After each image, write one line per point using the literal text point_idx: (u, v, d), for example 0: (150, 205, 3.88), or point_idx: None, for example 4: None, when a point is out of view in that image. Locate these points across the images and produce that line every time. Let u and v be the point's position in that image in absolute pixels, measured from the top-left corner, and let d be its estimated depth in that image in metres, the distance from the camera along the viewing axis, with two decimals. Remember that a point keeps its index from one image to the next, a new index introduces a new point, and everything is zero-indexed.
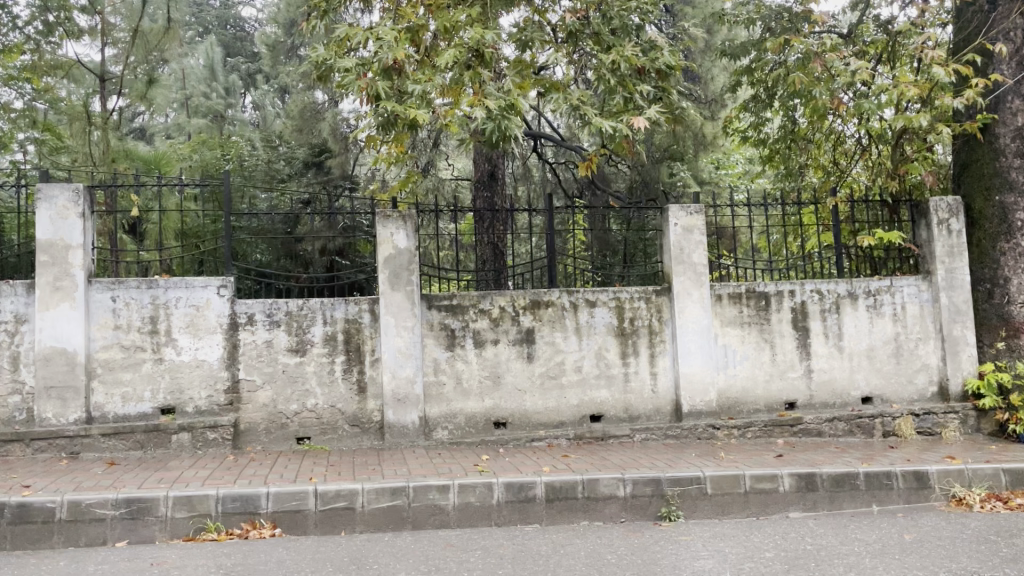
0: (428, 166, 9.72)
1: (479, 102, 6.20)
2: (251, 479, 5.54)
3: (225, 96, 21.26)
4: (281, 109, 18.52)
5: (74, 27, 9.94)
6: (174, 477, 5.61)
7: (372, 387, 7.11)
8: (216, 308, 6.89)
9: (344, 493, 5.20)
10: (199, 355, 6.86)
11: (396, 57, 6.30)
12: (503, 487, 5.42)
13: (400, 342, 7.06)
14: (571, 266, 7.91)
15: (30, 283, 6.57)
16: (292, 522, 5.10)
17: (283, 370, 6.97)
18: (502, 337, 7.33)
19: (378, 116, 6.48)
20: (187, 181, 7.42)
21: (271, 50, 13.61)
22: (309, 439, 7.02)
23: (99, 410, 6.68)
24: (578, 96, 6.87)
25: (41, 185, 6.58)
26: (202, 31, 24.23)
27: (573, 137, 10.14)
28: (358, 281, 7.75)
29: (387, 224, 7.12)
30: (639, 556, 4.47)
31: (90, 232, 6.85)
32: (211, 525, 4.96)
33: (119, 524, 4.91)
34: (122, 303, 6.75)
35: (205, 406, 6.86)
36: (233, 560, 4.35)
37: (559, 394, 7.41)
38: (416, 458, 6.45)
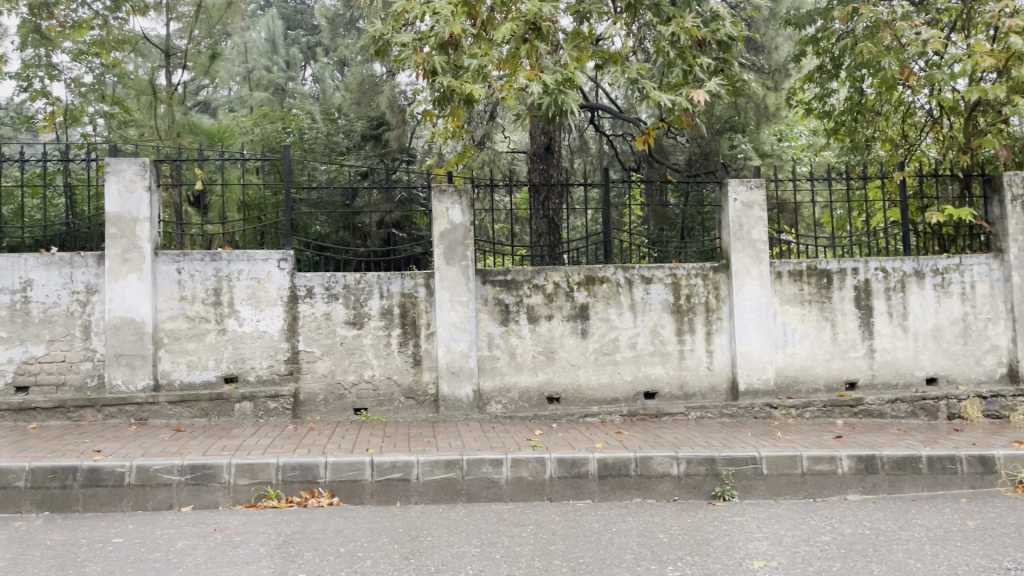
0: (484, 139, 9.72)
1: (535, 76, 6.14)
2: (309, 448, 5.67)
3: (286, 69, 21.64)
4: (340, 81, 18.71)
5: (140, 3, 10.01)
6: (237, 444, 5.78)
7: (427, 360, 7.18)
8: (277, 281, 7.04)
9: (400, 464, 5.28)
10: (260, 327, 7.02)
11: (453, 32, 6.26)
12: (555, 462, 5.43)
13: (455, 316, 7.11)
14: (627, 241, 7.82)
15: (101, 255, 6.80)
16: (349, 492, 5.21)
17: (342, 342, 7.09)
18: (556, 313, 7.32)
19: (435, 91, 6.48)
20: (249, 155, 7.55)
21: (330, 22, 13.72)
22: (366, 410, 7.14)
23: (166, 377, 6.90)
24: (637, 69, 6.76)
25: (110, 160, 6.77)
26: (265, 6, 24.68)
27: (630, 109, 10.00)
28: (414, 254, 7.81)
29: (443, 198, 7.14)
30: (691, 536, 4.44)
31: (156, 206, 7.04)
32: (272, 492, 5.10)
33: (185, 489, 5.09)
34: (187, 274, 6.93)
35: (267, 376, 7.02)
36: (292, 529, 4.46)
37: (613, 370, 7.38)
38: (470, 431, 6.51)
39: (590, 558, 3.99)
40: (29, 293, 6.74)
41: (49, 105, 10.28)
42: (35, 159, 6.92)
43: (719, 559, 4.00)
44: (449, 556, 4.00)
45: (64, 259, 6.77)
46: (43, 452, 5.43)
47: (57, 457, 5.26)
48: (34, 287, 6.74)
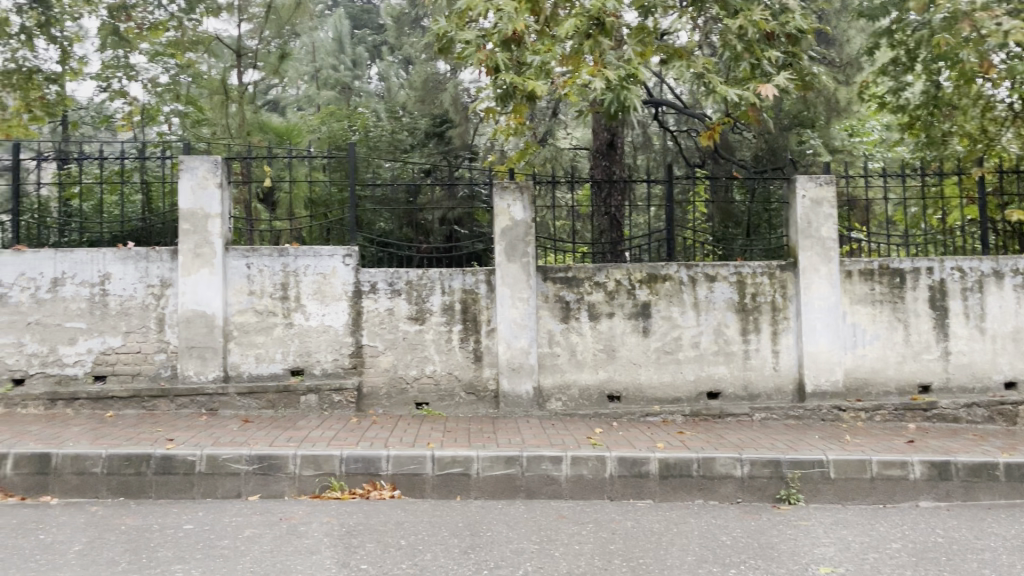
0: (546, 135, 9.71)
1: (598, 72, 6.10)
2: (372, 441, 5.75)
3: (352, 68, 21.99)
4: (404, 79, 18.90)
5: (213, 5, 10.27)
6: (302, 436, 5.90)
7: (488, 356, 7.22)
8: (342, 276, 7.16)
9: (460, 459, 5.32)
10: (326, 321, 7.16)
11: (516, 28, 6.27)
12: (616, 461, 5.39)
13: (516, 313, 7.12)
14: (690, 238, 7.71)
15: (175, 250, 7.02)
16: (410, 485, 5.27)
17: (404, 337, 7.18)
18: (617, 311, 7.26)
19: (497, 87, 6.50)
20: (316, 153, 7.69)
21: (396, 21, 13.89)
22: (427, 404, 7.21)
23: (235, 369, 7.09)
24: (703, 63, 6.67)
25: (183, 158, 6.99)
26: (332, 6, 25.14)
27: (695, 104, 9.86)
28: (476, 250, 7.85)
29: (505, 195, 7.16)
30: (755, 539, 4.35)
31: (227, 202, 7.24)
32: (336, 484, 5.20)
33: (252, 478, 5.23)
34: (256, 269, 7.11)
35: (332, 369, 7.16)
36: (355, 520, 4.53)
37: (675, 369, 7.29)
38: (530, 428, 6.51)
39: (650, 559, 3.95)
40: (108, 286, 7.00)
41: (127, 105, 10.66)
42: (114, 157, 7.17)
43: (784, 563, 3.92)
44: (507, 552, 4.01)
45: (140, 253, 7.02)
46: (119, 440, 5.64)
47: (132, 445, 5.45)
48: (112, 281, 7.00)
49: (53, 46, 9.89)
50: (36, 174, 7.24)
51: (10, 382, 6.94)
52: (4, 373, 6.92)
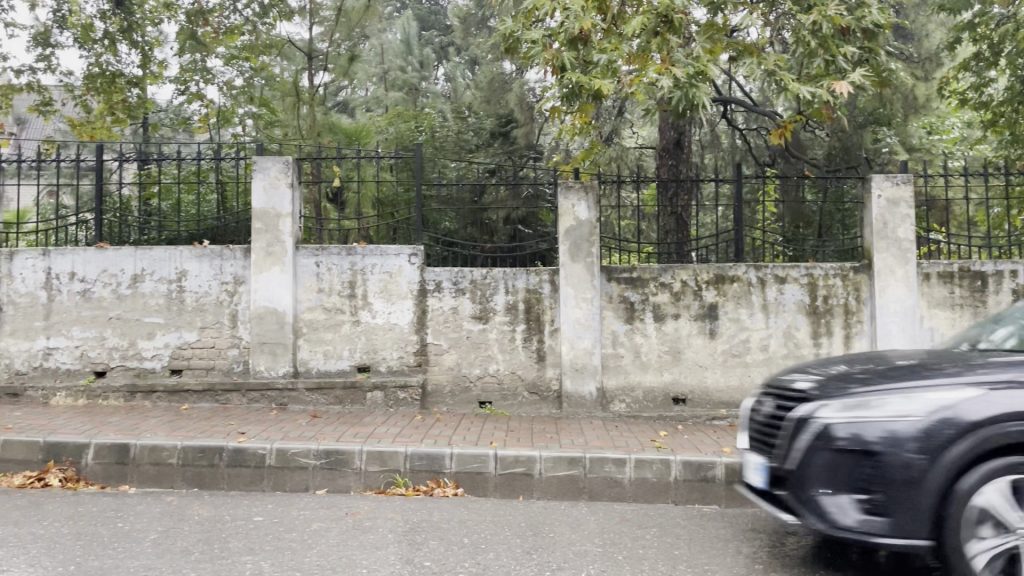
0: (612, 135, 9.65)
1: (666, 70, 6.01)
2: (436, 439, 5.79)
3: (419, 69, 22.25)
4: (470, 80, 19.04)
5: (286, 9, 10.50)
6: (368, 432, 5.98)
7: (551, 356, 7.20)
8: (407, 275, 7.25)
9: (522, 459, 5.32)
10: (391, 319, 7.25)
11: (582, 27, 6.23)
12: (681, 465, 5.32)
13: (579, 313, 7.09)
14: (760, 239, 7.55)
15: (247, 248, 7.21)
16: (473, 483, 5.30)
17: (468, 336, 7.22)
18: (683, 312, 7.16)
19: (563, 87, 6.47)
20: (384, 153, 7.80)
21: (463, 22, 13.99)
22: (490, 403, 7.24)
23: (304, 365, 7.25)
24: (774, 60, 6.53)
25: (257, 158, 7.17)
26: (400, 8, 25.46)
27: (766, 102, 9.66)
28: (540, 250, 7.85)
29: (569, 195, 7.13)
30: (825, 548, 4.23)
31: (298, 202, 7.40)
32: (400, 480, 5.27)
33: (319, 472, 5.33)
34: (325, 268, 7.25)
35: (397, 366, 7.25)
36: (418, 517, 4.58)
37: (742, 372, 7.14)
38: (594, 429, 6.47)
39: (716, 565, 3.88)
40: (184, 283, 7.23)
41: (204, 107, 11.02)
42: (191, 157, 7.40)
43: None
44: (570, 554, 3.99)
45: (215, 251, 7.23)
46: (193, 432, 5.82)
47: (206, 437, 5.62)
48: (188, 278, 7.23)
49: (135, 50, 10.27)
50: (119, 174, 7.51)
51: (93, 374, 7.23)
52: (86, 366, 7.22)
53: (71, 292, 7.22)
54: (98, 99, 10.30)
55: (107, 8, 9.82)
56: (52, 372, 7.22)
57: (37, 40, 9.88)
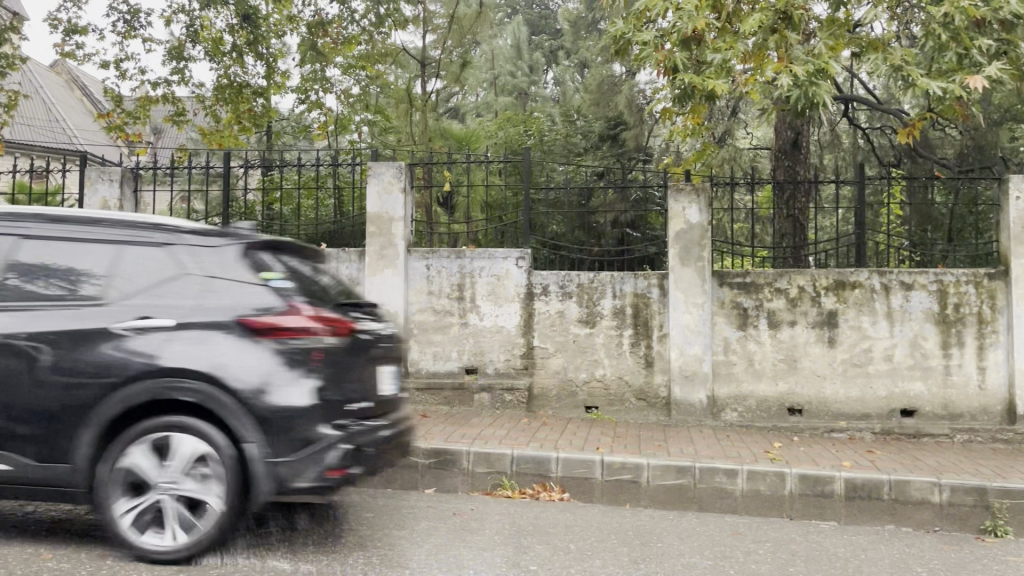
0: (725, 136, 9.40)
1: (784, 67, 5.79)
2: (543, 443, 5.79)
3: (529, 74, 22.41)
4: (579, 83, 19.02)
5: (401, 18, 10.77)
6: (475, 433, 6.05)
7: (659, 362, 7.08)
8: (515, 278, 7.29)
9: (630, 466, 5.24)
10: (499, 321, 7.30)
11: (696, 27, 6.07)
12: (797, 478, 5.11)
13: (689, 319, 6.93)
14: (883, 243, 7.19)
15: (362, 251, 7.44)
16: (579, 489, 5.26)
17: (574, 340, 7.20)
18: (800, 319, 6.89)
19: (675, 88, 6.35)
20: (493, 157, 7.88)
21: (573, 25, 14.00)
22: (597, 408, 7.19)
23: (414, 365, 7.40)
24: (902, 55, 6.16)
25: (371, 164, 7.39)
26: (511, 13, 25.70)
27: (891, 100, 9.20)
28: (649, 254, 7.74)
29: (679, 198, 7.00)
30: (957, 573, 3.96)
31: (410, 206, 7.59)
32: (506, 483, 5.29)
33: (428, 472, 5.43)
34: (435, 271, 7.38)
35: (504, 369, 7.29)
36: (525, 520, 4.58)
37: (864, 383, 6.81)
38: (704, 439, 6.30)
39: None
40: None
41: (323, 115, 11.44)
42: (310, 164, 7.70)
43: None
44: (679, 566, 3.89)
45: (332, 254, 7.50)
46: None
47: None
48: None
49: (260, 62, 10.78)
50: (244, 180, 7.88)
51: None
52: None
53: None
54: (227, 109, 10.87)
55: (236, 22, 10.36)
56: None
57: (172, 54, 10.52)
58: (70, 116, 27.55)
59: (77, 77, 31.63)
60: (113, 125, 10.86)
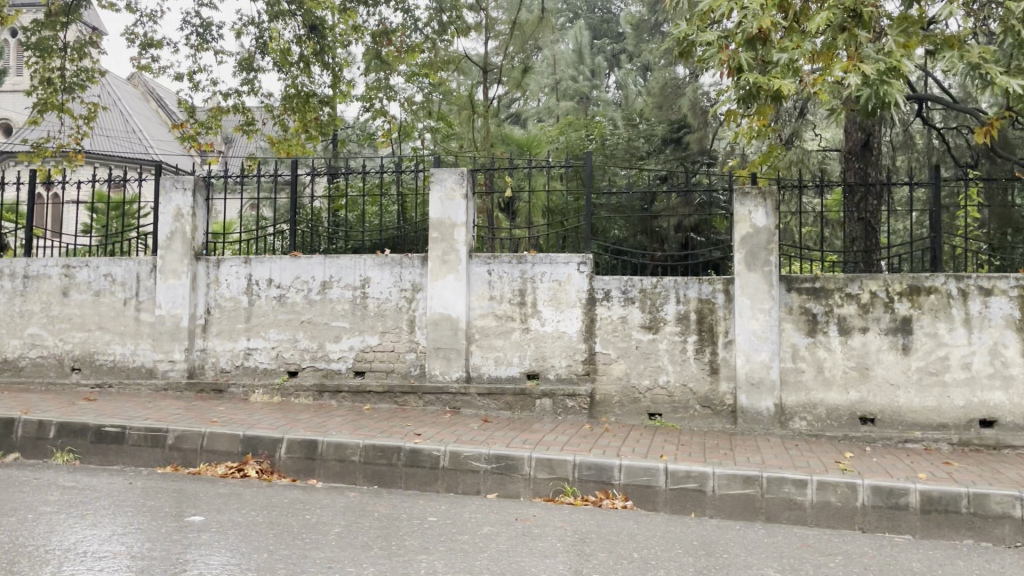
0: (792, 137, 9.19)
1: (853, 66, 5.63)
2: (605, 449, 5.74)
3: (591, 78, 22.32)
4: (642, 86, 18.86)
5: (463, 25, 10.87)
6: (537, 439, 6.03)
7: (724, 369, 6.95)
8: (576, 283, 7.25)
9: (695, 474, 5.16)
10: (560, 327, 7.28)
11: (762, 26, 5.94)
12: (869, 490, 4.95)
13: (756, 325, 6.79)
14: (961, 247, 6.90)
15: (425, 257, 7.52)
16: (642, 497, 5.20)
17: (637, 346, 7.12)
18: (872, 325, 6.68)
19: (740, 89, 6.23)
20: (555, 162, 7.86)
21: (636, 29, 13.92)
22: (660, 415, 7.09)
23: (476, 370, 7.42)
24: (980, 51, 5.91)
25: (434, 170, 7.46)
26: (573, 17, 25.65)
27: (968, 98, 8.87)
28: (714, 259, 7.61)
29: (745, 201, 6.87)
30: None
31: (472, 212, 7.63)
32: (569, 489, 5.26)
33: (490, 477, 5.44)
34: (496, 276, 7.41)
35: (566, 374, 7.26)
36: (587, 527, 4.55)
37: (940, 392, 6.56)
38: (771, 448, 6.16)
39: None
40: (367, 289, 7.64)
41: (387, 123, 11.62)
42: (374, 171, 7.81)
43: None
44: None
45: (395, 260, 7.59)
46: (375, 431, 6.12)
47: (386, 437, 5.89)
48: (371, 285, 7.63)
49: (327, 72, 11.00)
50: (310, 187, 8.04)
51: (286, 373, 7.77)
52: (281, 365, 7.77)
53: (269, 297, 7.82)
54: (294, 118, 11.11)
55: (303, 33, 10.70)
56: (251, 371, 7.83)
57: (243, 65, 10.81)
58: (146, 127, 28.59)
59: (152, 89, 32.82)
60: (187, 135, 11.21)
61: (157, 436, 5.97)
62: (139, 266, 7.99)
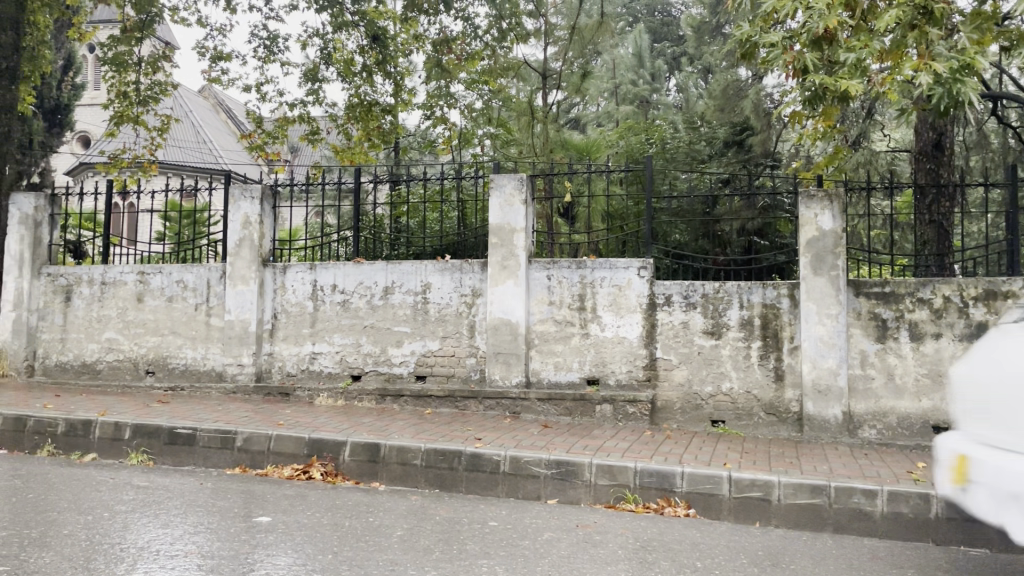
0: (859, 138, 8.97)
1: (924, 65, 5.47)
2: (667, 456, 5.68)
3: (651, 82, 22.17)
4: (703, 89, 18.66)
5: (522, 31, 10.92)
6: (598, 445, 6.00)
7: (790, 375, 6.81)
8: (636, 288, 7.20)
9: (760, 483, 5.06)
10: (621, 332, 7.23)
11: (828, 26, 5.79)
12: (944, 501, 4.78)
13: (822, 330, 6.63)
14: None
15: (485, 263, 7.57)
16: (706, 505, 5.12)
17: (699, 352, 7.03)
18: (945, 331, 6.46)
19: (805, 90, 6.10)
20: (615, 167, 7.83)
21: (697, 31, 13.81)
22: (724, 422, 6.98)
23: (536, 375, 7.43)
24: None
25: (493, 176, 7.50)
26: (632, 21, 25.50)
27: None
28: (778, 263, 7.46)
29: (811, 204, 6.73)
30: None
31: (531, 217, 7.64)
32: (630, 496, 5.21)
33: (550, 482, 5.43)
34: (556, 281, 7.40)
35: (626, 380, 7.21)
36: (649, 535, 4.50)
37: None
38: (838, 456, 6.00)
39: None
40: (428, 295, 7.72)
41: (447, 130, 11.76)
42: (435, 177, 7.89)
43: None
44: None
45: (455, 265, 7.66)
46: (436, 435, 6.17)
47: (447, 441, 5.94)
48: (431, 290, 7.71)
49: (388, 81, 11.18)
50: (373, 195, 8.16)
51: (350, 377, 7.91)
52: (345, 370, 7.91)
53: (333, 302, 7.97)
54: (357, 126, 11.31)
55: (366, 43, 10.90)
56: (317, 375, 7.98)
57: (308, 76, 11.06)
58: (216, 138, 29.45)
59: (222, 101, 33.79)
60: (254, 145, 11.54)
61: (226, 438, 6.13)
62: (209, 272, 8.23)
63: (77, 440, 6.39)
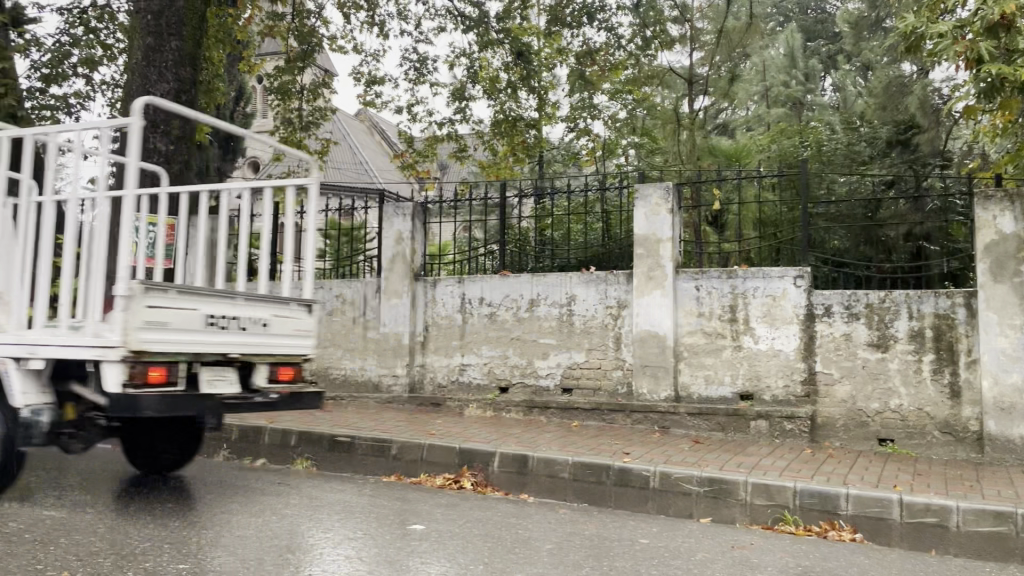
0: None
1: None
2: (829, 477, 5.37)
3: (804, 82, 21.20)
4: (862, 87, 17.67)
5: (668, 38, 10.72)
6: (752, 463, 5.76)
7: (968, 392, 6.30)
8: (793, 299, 6.88)
9: (935, 508, 4.69)
10: (776, 345, 6.92)
11: (1005, 11, 5.36)
12: None
13: (1006, 342, 6.09)
14: None
15: (630, 273, 7.47)
16: (875, 530, 4.77)
17: (864, 365, 6.63)
18: None
19: (980, 82, 5.60)
20: (766, 172, 7.46)
21: (855, 27, 13.13)
22: (893, 441, 6.54)
23: (686, 390, 7.23)
24: None
25: (639, 186, 7.45)
26: (784, 21, 24.68)
27: None
28: (951, 270, 6.94)
29: (988, 206, 6.27)
30: None
31: (678, 226, 7.52)
32: (789, 517, 4.95)
33: (703, 500, 5.28)
34: (705, 291, 7.20)
35: (783, 396, 6.88)
36: (810, 560, 4.23)
37: None
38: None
39: None
40: (573, 306, 7.73)
41: (591, 141, 11.75)
42: (579, 190, 7.89)
43: None
44: None
45: (601, 277, 7.63)
46: (583, 448, 6.14)
47: (594, 454, 5.92)
48: (576, 302, 7.72)
49: (533, 96, 11.33)
50: (518, 210, 8.26)
51: (497, 389, 8.03)
52: (493, 381, 8.04)
53: (481, 314, 8.13)
54: (502, 142, 11.52)
55: (510, 61, 11.17)
56: (467, 386, 8.15)
57: (455, 95, 11.40)
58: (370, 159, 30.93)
59: (377, 123, 35.53)
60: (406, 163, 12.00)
61: (382, 446, 6.39)
62: (366, 287, 8.66)
63: (249, 445, 6.85)
